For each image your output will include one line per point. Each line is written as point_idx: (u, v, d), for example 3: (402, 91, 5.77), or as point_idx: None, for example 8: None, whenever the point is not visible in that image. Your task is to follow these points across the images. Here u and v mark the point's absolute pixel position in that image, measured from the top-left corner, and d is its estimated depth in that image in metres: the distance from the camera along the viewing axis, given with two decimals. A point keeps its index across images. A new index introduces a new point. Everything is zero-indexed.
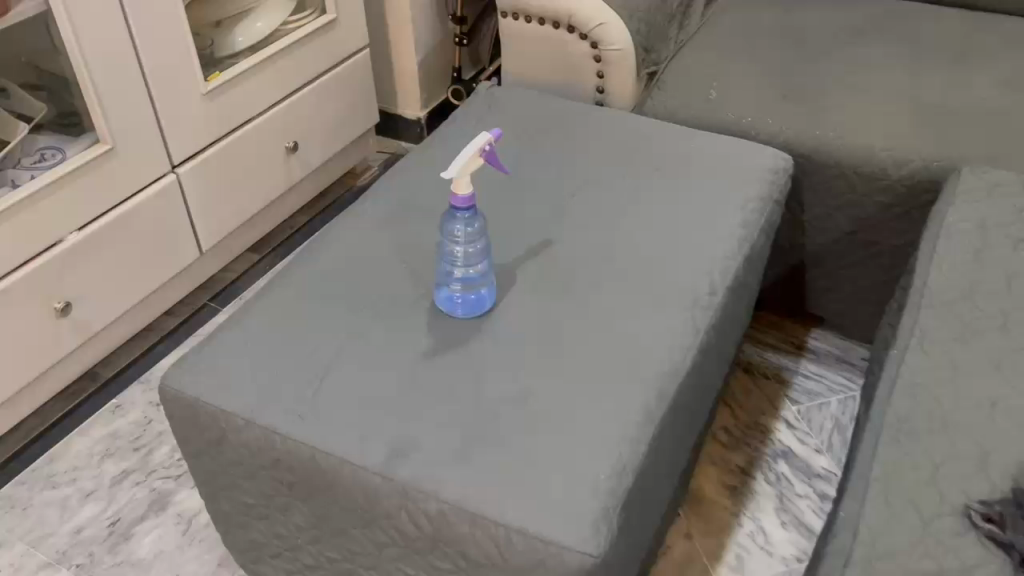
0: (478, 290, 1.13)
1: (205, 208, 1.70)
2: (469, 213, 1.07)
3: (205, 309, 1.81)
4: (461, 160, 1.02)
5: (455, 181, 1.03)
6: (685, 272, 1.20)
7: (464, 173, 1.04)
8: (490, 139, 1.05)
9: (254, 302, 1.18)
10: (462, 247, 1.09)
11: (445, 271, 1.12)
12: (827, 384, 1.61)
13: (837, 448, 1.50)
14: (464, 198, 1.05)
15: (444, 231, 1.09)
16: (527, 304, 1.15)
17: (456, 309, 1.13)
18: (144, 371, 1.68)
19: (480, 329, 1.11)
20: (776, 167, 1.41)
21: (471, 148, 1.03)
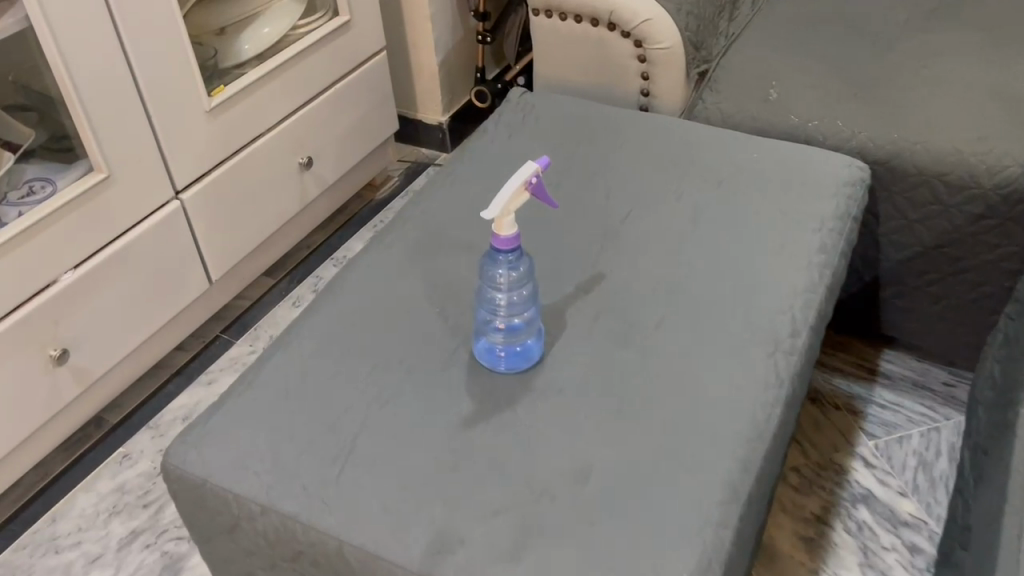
0: (523, 340, 0.97)
1: (212, 235, 1.55)
2: (513, 256, 0.91)
3: (217, 342, 1.67)
4: (505, 195, 0.87)
5: (498, 220, 0.88)
6: (760, 310, 1.04)
7: (508, 210, 0.88)
8: (536, 169, 0.90)
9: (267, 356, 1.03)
10: (505, 293, 0.93)
11: (485, 320, 0.96)
12: (906, 414, 1.45)
13: (923, 490, 1.34)
14: (508, 238, 0.89)
15: (483, 275, 0.93)
16: (580, 353, 1.00)
17: (498, 364, 0.97)
18: (153, 415, 1.54)
19: (528, 386, 0.96)
20: (852, 178, 1.24)
21: (514, 180, 0.88)
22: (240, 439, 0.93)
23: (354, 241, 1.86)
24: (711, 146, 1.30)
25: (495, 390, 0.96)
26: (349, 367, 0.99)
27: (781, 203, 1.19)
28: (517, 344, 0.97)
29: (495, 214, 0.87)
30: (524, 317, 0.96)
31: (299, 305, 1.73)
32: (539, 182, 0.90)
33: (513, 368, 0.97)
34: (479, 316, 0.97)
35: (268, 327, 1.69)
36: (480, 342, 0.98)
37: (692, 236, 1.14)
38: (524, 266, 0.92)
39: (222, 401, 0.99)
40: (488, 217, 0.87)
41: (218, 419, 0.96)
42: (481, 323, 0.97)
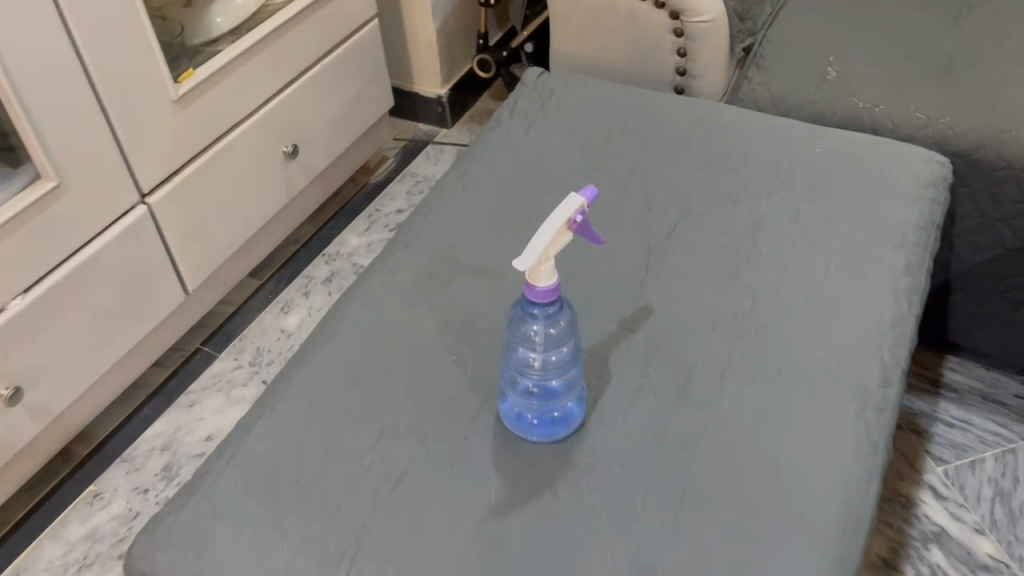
0: (560, 409, 0.79)
1: (186, 241, 1.36)
2: (550, 309, 0.73)
3: (197, 355, 1.48)
4: (540, 240, 0.69)
5: (532, 269, 0.70)
6: (842, 353, 0.86)
7: (547, 256, 0.70)
8: (582, 204, 0.71)
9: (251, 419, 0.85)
10: (539, 353, 0.76)
11: (514, 384, 0.79)
12: (976, 435, 1.29)
13: (1002, 526, 1.18)
14: (545, 290, 0.71)
15: (514, 330, 0.76)
16: (627, 413, 0.82)
17: (530, 436, 0.80)
18: (127, 445, 1.36)
19: (568, 460, 0.79)
20: (934, 177, 1.06)
21: (553, 218, 0.69)
22: (219, 536, 0.76)
23: (347, 235, 1.68)
24: (766, 139, 1.11)
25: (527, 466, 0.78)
26: (349, 435, 0.82)
27: (855, 212, 1.01)
28: (552, 413, 0.80)
29: (529, 262, 0.69)
30: (562, 382, 0.78)
31: (289, 311, 1.54)
32: (583, 216, 0.72)
33: (548, 441, 0.80)
34: (507, 378, 0.80)
35: (255, 338, 1.50)
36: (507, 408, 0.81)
37: (752, 257, 0.96)
38: (564, 321, 0.75)
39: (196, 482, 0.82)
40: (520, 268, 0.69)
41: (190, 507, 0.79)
42: (509, 387, 0.80)
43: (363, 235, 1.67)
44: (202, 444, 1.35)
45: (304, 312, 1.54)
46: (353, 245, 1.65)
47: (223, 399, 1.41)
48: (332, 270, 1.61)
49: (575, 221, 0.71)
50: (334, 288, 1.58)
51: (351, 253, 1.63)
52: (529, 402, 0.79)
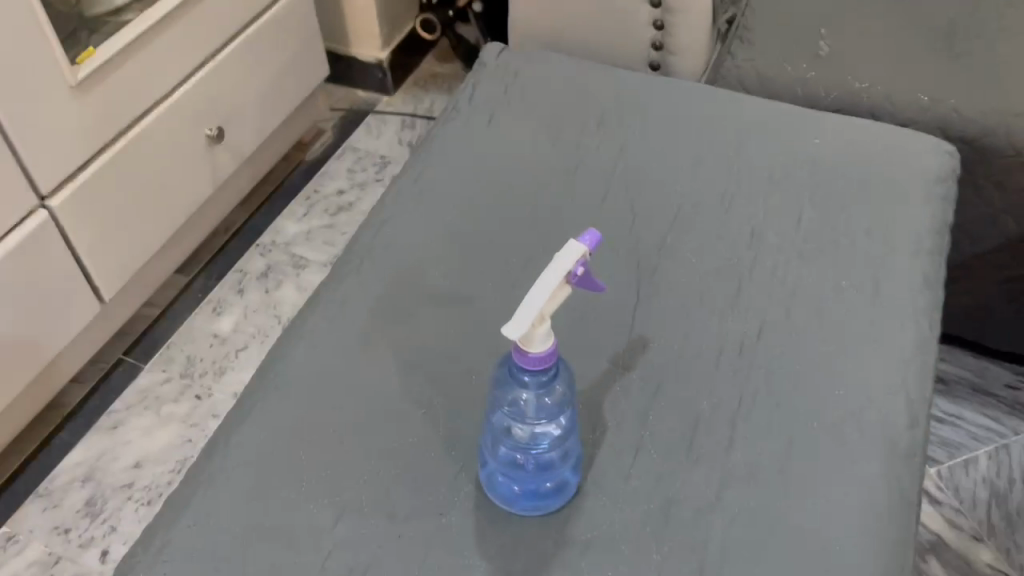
0: (552, 480, 0.68)
1: (99, 246, 1.19)
2: (542, 375, 0.61)
3: (120, 368, 1.32)
4: (538, 295, 0.56)
5: (528, 332, 0.57)
6: (862, 391, 0.76)
7: (544, 316, 0.57)
8: (582, 254, 0.59)
9: (183, 495, 0.72)
10: (527, 419, 0.64)
11: (497, 451, 0.67)
12: (968, 431, 1.21)
13: (1001, 532, 1.12)
14: (541, 356, 0.58)
15: (498, 390, 0.64)
16: (628, 473, 0.71)
17: (513, 509, 0.68)
18: (44, 476, 1.21)
19: (566, 538, 0.67)
20: (943, 169, 0.95)
21: (549, 270, 0.57)
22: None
23: (283, 221, 1.52)
24: (759, 130, 0.99)
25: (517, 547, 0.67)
26: (304, 515, 0.69)
27: (863, 215, 0.90)
28: (542, 485, 0.68)
29: (525, 324, 0.56)
30: (554, 449, 0.67)
31: (222, 312, 1.39)
32: (581, 267, 0.60)
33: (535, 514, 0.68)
34: (490, 443, 0.67)
35: (185, 345, 1.35)
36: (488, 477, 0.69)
37: (754, 273, 0.85)
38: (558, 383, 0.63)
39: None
40: (515, 332, 0.56)
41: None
42: (492, 453, 0.68)
43: (302, 221, 1.52)
44: (130, 472, 1.21)
45: (239, 313, 1.39)
46: (290, 233, 1.49)
47: (151, 419, 1.26)
48: (269, 263, 1.46)
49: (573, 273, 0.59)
50: (271, 284, 1.42)
51: (289, 243, 1.48)
52: (514, 473, 0.67)
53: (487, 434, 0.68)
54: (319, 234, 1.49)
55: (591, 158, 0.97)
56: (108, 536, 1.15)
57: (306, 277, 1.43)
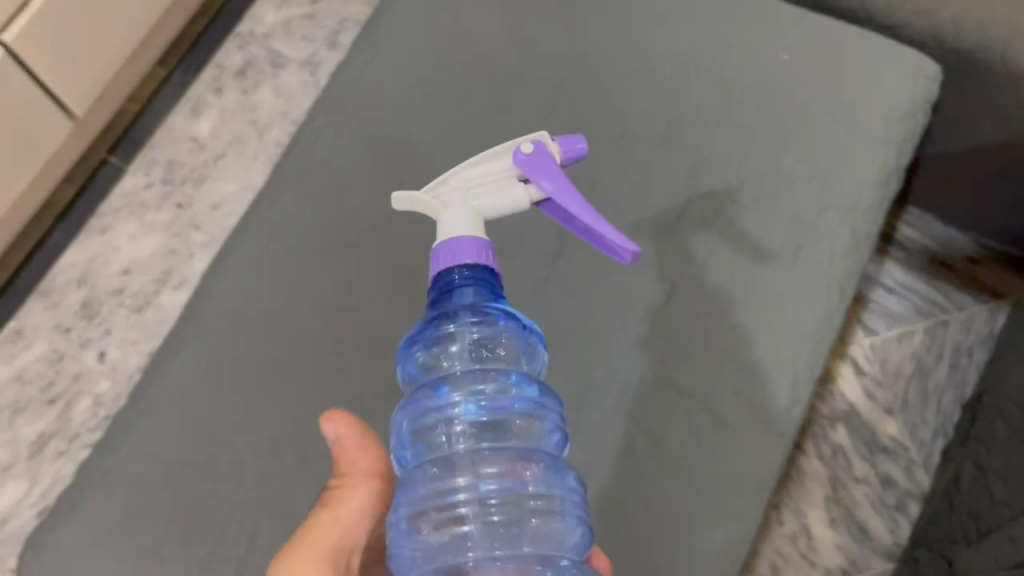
0: (537, 530, 0.57)
1: (65, 68, 1.17)
2: (490, 284, 0.57)
3: (104, 168, 1.37)
4: (448, 178, 0.64)
5: (424, 206, 0.62)
6: (750, 368, 0.81)
7: (474, 205, 0.61)
8: (525, 148, 0.64)
9: (131, 410, 0.83)
10: (463, 361, 0.60)
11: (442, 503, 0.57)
12: (914, 302, 1.25)
13: (913, 405, 1.21)
14: (470, 246, 0.57)
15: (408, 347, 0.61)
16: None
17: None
18: (40, 278, 1.31)
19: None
20: (915, 104, 0.89)
21: (479, 166, 0.64)
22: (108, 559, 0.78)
23: (262, 8, 1.45)
24: (723, 40, 0.93)
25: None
26: (229, 450, 0.80)
27: (810, 159, 0.88)
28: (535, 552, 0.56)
29: (427, 202, 0.62)
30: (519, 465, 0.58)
31: (202, 112, 1.40)
32: (528, 174, 0.63)
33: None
34: (420, 488, 0.57)
35: (165, 147, 1.38)
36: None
37: (680, 224, 0.86)
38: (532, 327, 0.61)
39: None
40: (396, 200, 0.63)
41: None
42: (422, 535, 0.56)
43: (280, 9, 1.45)
44: (120, 279, 1.31)
45: (216, 115, 1.39)
46: (268, 22, 1.44)
47: (136, 224, 1.34)
48: (247, 58, 1.43)
49: (517, 155, 0.64)
50: (248, 85, 1.41)
51: (268, 35, 1.44)
52: (478, 528, 0.57)
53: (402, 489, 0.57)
54: (298, 27, 1.44)
55: (542, 64, 0.93)
56: (104, 338, 1.28)
57: (284, 78, 1.41)
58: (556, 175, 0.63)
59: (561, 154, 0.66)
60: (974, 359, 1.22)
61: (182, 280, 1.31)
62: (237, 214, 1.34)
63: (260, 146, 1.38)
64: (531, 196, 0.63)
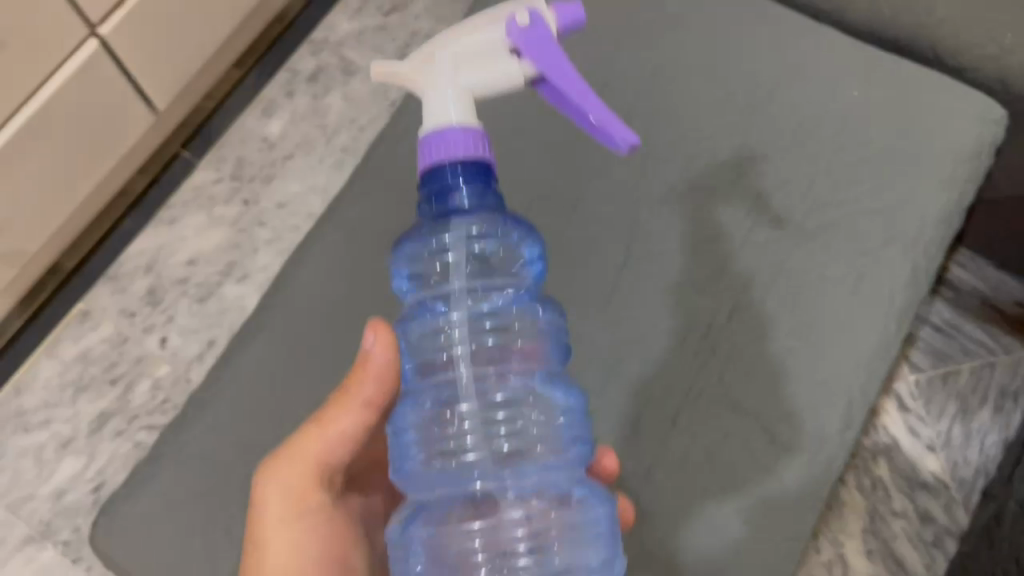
0: (540, 454, 0.63)
1: (151, 65, 1.23)
2: (484, 181, 0.56)
3: (177, 162, 1.42)
4: (430, 48, 0.60)
5: (404, 79, 0.60)
6: (807, 392, 0.84)
7: (460, 82, 0.58)
8: (518, 14, 0.59)
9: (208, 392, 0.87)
10: (461, 277, 0.63)
11: (447, 426, 0.63)
12: (962, 343, 1.26)
13: (956, 443, 1.21)
14: (463, 140, 0.56)
15: (406, 257, 0.64)
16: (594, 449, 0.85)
17: (505, 545, 0.63)
18: (110, 263, 1.36)
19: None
20: (982, 144, 0.91)
21: (465, 33, 0.60)
22: (187, 530, 0.83)
23: (336, 17, 1.50)
24: (794, 74, 0.96)
25: (533, 545, 0.62)
26: None
27: (875, 194, 0.90)
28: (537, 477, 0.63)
29: (409, 78, 0.59)
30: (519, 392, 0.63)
31: (273, 113, 1.44)
32: (518, 45, 0.59)
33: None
34: (425, 413, 0.63)
35: (236, 145, 1.43)
36: (438, 504, 0.63)
37: (744, 250, 0.90)
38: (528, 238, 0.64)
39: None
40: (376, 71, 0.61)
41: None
42: (431, 457, 0.62)
43: (354, 19, 1.50)
44: (185, 268, 1.36)
45: (286, 117, 1.44)
46: (342, 31, 1.49)
47: (204, 218, 1.39)
48: (319, 64, 1.47)
49: (510, 24, 0.59)
50: (319, 90, 1.46)
51: (342, 43, 1.48)
52: (484, 451, 0.63)
53: (411, 412, 0.63)
54: (370, 37, 1.49)
55: (616, 92, 0.98)
56: (167, 324, 1.33)
57: (354, 86, 1.46)
58: (552, 47, 0.58)
59: (559, 19, 0.61)
60: (1019, 404, 1.22)
61: (245, 273, 1.35)
62: (301, 213, 1.38)
63: (327, 149, 1.42)
64: (525, 71, 0.59)
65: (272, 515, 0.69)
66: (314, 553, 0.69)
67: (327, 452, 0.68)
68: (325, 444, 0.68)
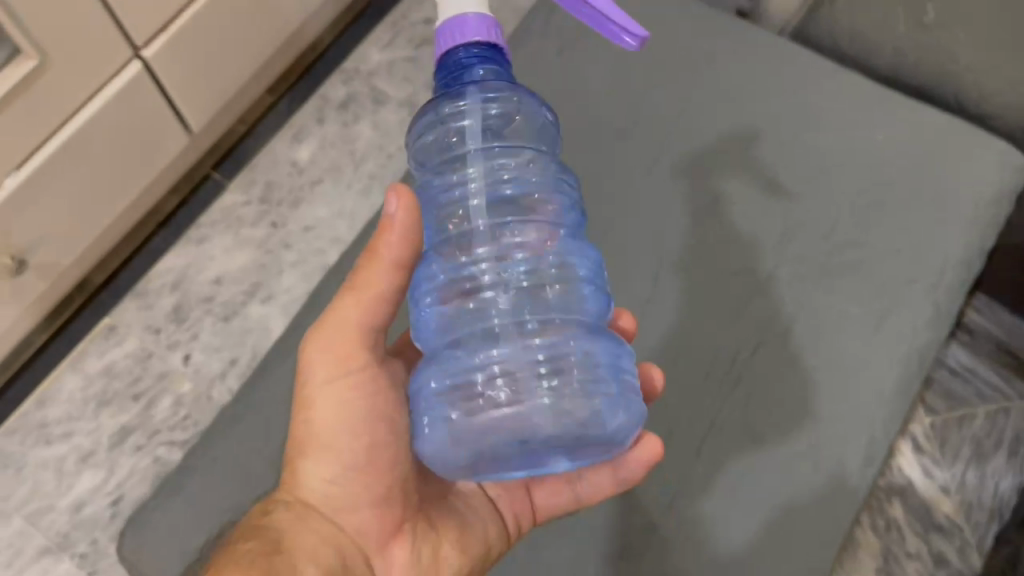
0: (555, 295, 0.68)
1: (190, 89, 1.26)
2: (498, 63, 0.64)
3: (207, 183, 1.45)
4: None
5: None
6: (830, 426, 0.86)
7: None
8: None
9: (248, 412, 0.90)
10: (476, 142, 0.72)
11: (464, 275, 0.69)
12: (977, 387, 1.28)
13: (970, 487, 1.22)
14: (476, 24, 0.63)
15: (426, 131, 0.73)
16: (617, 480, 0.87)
17: (522, 375, 0.65)
18: (137, 280, 1.39)
19: (634, 409, 0.64)
20: (1003, 190, 0.93)
21: None
22: (217, 541, 0.86)
23: (367, 47, 1.54)
24: (821, 116, 0.98)
25: (549, 375, 0.65)
26: None
27: (898, 236, 0.92)
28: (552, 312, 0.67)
29: None
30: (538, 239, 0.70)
31: (303, 139, 1.48)
32: None
33: (544, 422, 0.63)
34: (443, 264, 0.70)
35: (265, 169, 1.46)
36: (456, 339, 0.67)
37: (770, 283, 0.92)
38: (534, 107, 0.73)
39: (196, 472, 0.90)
40: None
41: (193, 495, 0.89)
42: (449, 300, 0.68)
43: (385, 50, 1.54)
44: (211, 287, 1.38)
45: (316, 143, 1.47)
46: (373, 61, 1.53)
47: (231, 238, 1.41)
48: (349, 93, 1.51)
49: None
50: (349, 117, 1.49)
51: (372, 73, 1.52)
52: (503, 294, 0.69)
53: (433, 259, 0.70)
54: (400, 68, 1.52)
55: (648, 124, 1.00)
56: (191, 342, 1.35)
57: (383, 114, 1.49)
58: None
59: None
60: None
61: (270, 294, 1.37)
62: (327, 237, 1.41)
63: (355, 176, 1.45)
64: None
65: (316, 381, 0.69)
66: (352, 431, 0.68)
67: (358, 318, 0.67)
68: (356, 313, 0.67)
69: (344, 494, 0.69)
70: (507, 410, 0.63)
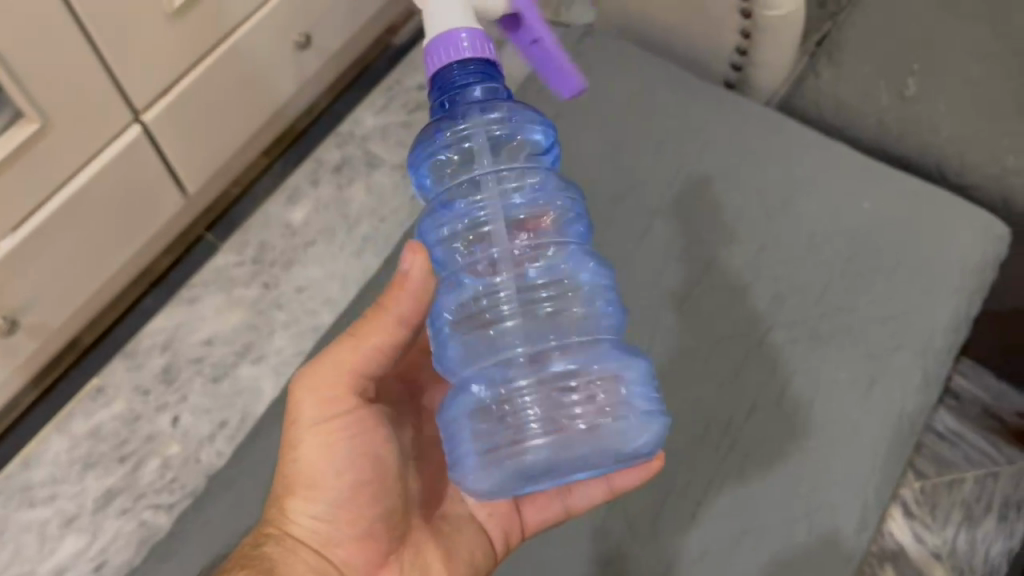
0: (574, 317, 0.70)
1: (187, 152, 1.27)
2: (495, 78, 0.65)
3: (200, 244, 1.46)
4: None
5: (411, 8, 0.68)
6: (823, 490, 0.86)
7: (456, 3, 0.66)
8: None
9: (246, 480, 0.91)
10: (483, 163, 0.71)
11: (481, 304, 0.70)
12: (966, 451, 1.28)
13: (963, 552, 1.22)
14: (467, 42, 0.64)
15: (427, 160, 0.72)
16: (611, 547, 0.86)
17: (553, 399, 0.66)
18: (128, 340, 1.39)
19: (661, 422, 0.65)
20: (986, 259, 0.96)
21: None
22: None
23: (362, 112, 1.57)
24: (808, 185, 1.01)
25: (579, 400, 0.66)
26: None
27: (886, 302, 0.94)
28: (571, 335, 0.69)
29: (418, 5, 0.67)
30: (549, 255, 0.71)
31: (297, 201, 1.49)
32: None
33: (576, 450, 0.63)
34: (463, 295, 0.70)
35: (259, 230, 1.47)
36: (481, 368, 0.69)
37: (761, 348, 0.93)
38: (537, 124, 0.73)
39: (187, 537, 0.89)
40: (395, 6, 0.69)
41: (184, 561, 0.88)
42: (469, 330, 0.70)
43: (379, 114, 1.56)
44: (202, 348, 1.38)
45: (310, 205, 1.49)
46: (367, 125, 1.55)
47: (223, 298, 1.41)
48: (343, 156, 1.53)
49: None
50: (343, 180, 1.51)
51: (367, 137, 1.54)
52: (525, 321, 0.70)
53: (449, 291, 0.71)
54: (394, 132, 1.55)
55: (640, 192, 1.03)
56: (180, 404, 1.34)
57: (376, 177, 1.51)
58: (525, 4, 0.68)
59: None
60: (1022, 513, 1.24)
61: (261, 355, 1.37)
62: (319, 298, 1.41)
63: (348, 237, 1.46)
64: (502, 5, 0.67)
65: (307, 422, 0.70)
66: (342, 467, 0.70)
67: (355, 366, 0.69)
68: (362, 355, 0.68)
69: (331, 525, 0.70)
70: (545, 439, 0.64)
